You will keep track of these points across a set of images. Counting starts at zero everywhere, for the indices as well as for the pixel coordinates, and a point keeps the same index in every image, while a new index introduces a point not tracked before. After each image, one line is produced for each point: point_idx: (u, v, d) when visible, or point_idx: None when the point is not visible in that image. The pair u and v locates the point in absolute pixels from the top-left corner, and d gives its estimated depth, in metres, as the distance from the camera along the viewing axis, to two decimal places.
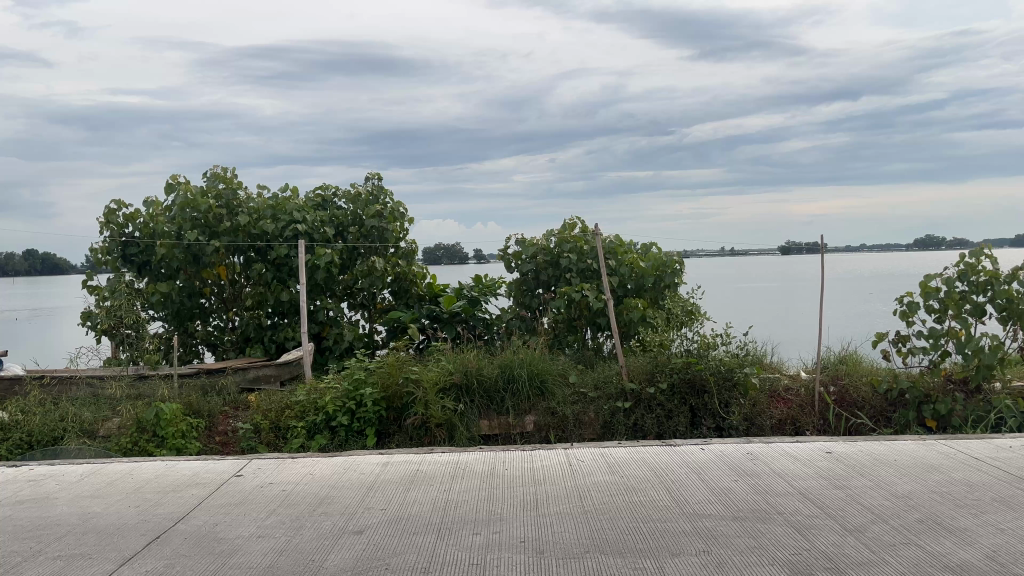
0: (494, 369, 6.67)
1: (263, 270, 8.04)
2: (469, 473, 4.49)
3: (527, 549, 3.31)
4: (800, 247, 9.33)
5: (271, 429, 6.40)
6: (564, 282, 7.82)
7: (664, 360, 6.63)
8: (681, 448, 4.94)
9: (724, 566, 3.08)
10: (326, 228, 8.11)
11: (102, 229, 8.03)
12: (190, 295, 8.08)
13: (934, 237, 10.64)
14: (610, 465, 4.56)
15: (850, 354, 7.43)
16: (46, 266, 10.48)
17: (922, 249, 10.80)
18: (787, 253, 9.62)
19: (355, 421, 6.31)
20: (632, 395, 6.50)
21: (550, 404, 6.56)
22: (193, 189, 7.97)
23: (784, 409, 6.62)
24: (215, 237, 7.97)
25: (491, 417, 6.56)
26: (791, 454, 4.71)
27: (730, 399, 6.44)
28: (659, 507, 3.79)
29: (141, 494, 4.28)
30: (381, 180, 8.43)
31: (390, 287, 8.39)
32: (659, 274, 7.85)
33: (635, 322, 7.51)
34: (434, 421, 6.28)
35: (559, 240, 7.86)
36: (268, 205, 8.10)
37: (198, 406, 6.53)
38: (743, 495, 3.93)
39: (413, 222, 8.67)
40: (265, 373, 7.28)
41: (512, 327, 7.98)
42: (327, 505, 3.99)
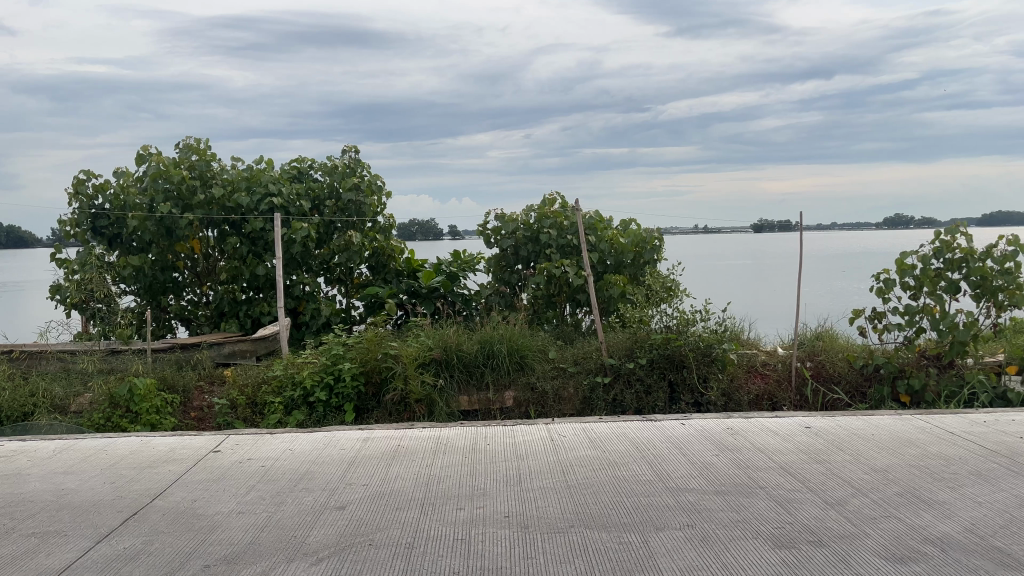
0: (473, 344, 6.66)
1: (238, 244, 7.92)
2: (451, 449, 4.47)
3: (512, 523, 3.30)
4: (774, 226, 9.38)
5: (248, 404, 6.33)
6: (544, 257, 7.80)
7: (643, 336, 6.65)
8: (661, 423, 4.96)
9: (709, 540, 3.09)
10: (302, 202, 7.98)
11: (71, 200, 7.83)
12: (163, 269, 7.94)
13: (904, 216, 10.77)
14: (592, 440, 4.56)
15: (826, 330, 7.51)
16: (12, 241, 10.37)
17: (891, 228, 10.93)
18: (760, 230, 9.69)
19: (334, 396, 6.25)
20: (611, 370, 6.52)
21: (530, 379, 6.56)
22: (165, 160, 7.80)
23: (762, 385, 6.68)
24: (188, 210, 7.81)
25: (470, 392, 6.55)
26: (771, 428, 4.75)
27: (709, 374, 6.47)
28: (642, 482, 3.80)
29: (116, 469, 4.20)
30: (358, 152, 8.31)
31: (367, 262, 8.30)
32: (639, 250, 7.84)
33: (614, 299, 7.55)
34: (414, 396, 6.25)
35: (539, 215, 7.84)
36: (242, 177, 7.95)
37: (172, 381, 6.43)
38: (725, 470, 3.95)
39: (390, 196, 8.56)
40: (241, 348, 7.21)
41: (490, 303, 7.96)
42: (308, 481, 3.95)
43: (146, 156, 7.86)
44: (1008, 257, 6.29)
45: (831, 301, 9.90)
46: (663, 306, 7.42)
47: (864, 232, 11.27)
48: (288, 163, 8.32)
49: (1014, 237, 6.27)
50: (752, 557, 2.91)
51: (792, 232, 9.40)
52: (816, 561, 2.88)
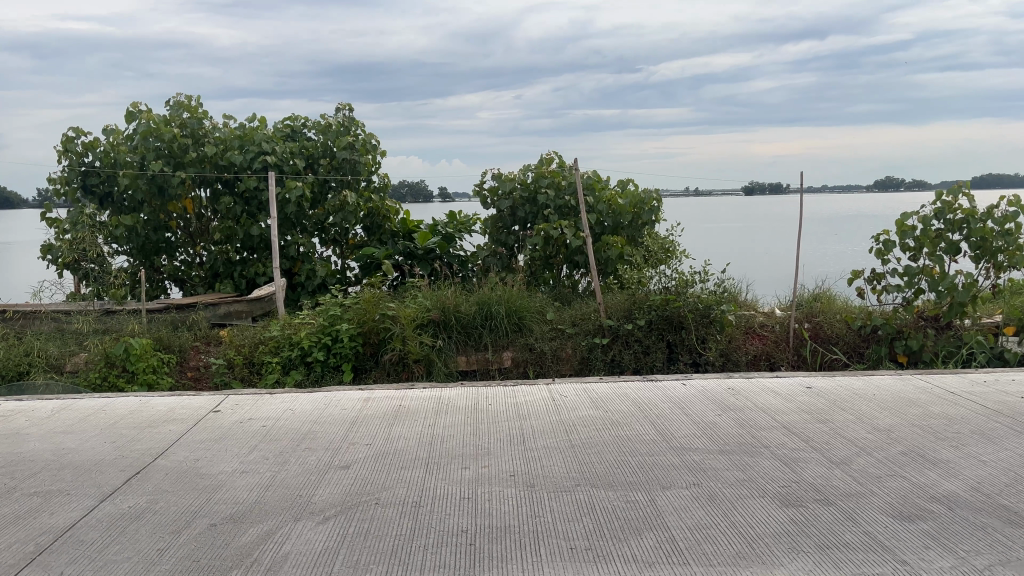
0: (471, 306, 6.63)
1: (232, 203, 7.81)
2: (453, 409, 4.45)
3: (518, 482, 3.29)
4: (766, 188, 9.33)
5: (245, 364, 6.30)
6: (542, 218, 7.73)
7: (642, 297, 6.64)
8: (662, 383, 4.96)
9: (716, 498, 3.09)
10: (296, 160, 7.86)
11: (60, 158, 7.68)
12: (156, 229, 7.84)
13: (894, 178, 10.74)
14: (594, 400, 4.55)
15: (823, 291, 7.51)
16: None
17: (881, 191, 10.89)
18: (751, 193, 9.57)
19: (331, 356, 6.23)
20: (610, 331, 6.51)
21: (528, 340, 6.56)
22: (156, 117, 7.65)
23: (759, 345, 6.72)
24: (180, 168, 7.69)
25: (469, 353, 6.54)
26: (772, 389, 4.75)
27: (708, 335, 6.46)
28: (646, 441, 3.80)
29: (116, 429, 4.16)
30: (352, 110, 8.18)
31: (363, 223, 8.22)
32: (637, 211, 7.79)
33: (612, 260, 7.50)
34: (413, 357, 6.22)
35: (536, 175, 7.75)
36: (235, 135, 7.79)
37: (168, 341, 6.37)
38: (728, 429, 3.96)
39: (385, 155, 8.45)
40: (236, 309, 7.15)
41: (487, 264, 7.91)
42: (311, 440, 3.92)
43: (136, 114, 7.71)
44: (1009, 217, 6.26)
45: (828, 263, 9.92)
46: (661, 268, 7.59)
47: (858, 195, 11.26)
48: (281, 121, 8.19)
49: (1015, 198, 6.24)
50: (760, 516, 2.91)
51: (782, 194, 9.30)
52: (824, 519, 2.88)
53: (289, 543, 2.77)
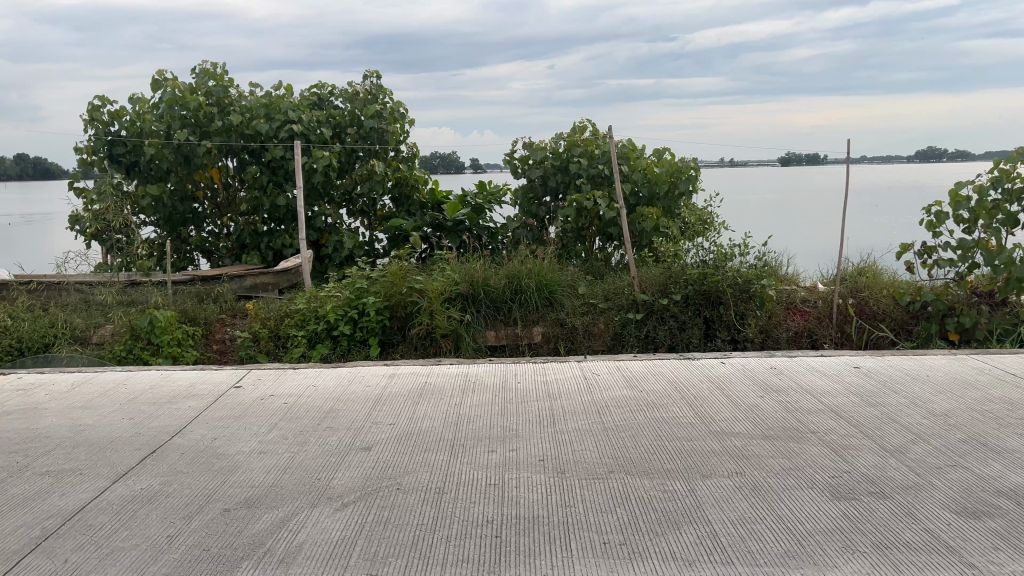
0: (501, 280, 6.44)
1: (258, 173, 7.67)
2: (480, 387, 4.27)
3: (547, 468, 3.11)
4: (802, 159, 8.97)
5: (270, 338, 6.18)
6: (574, 188, 7.49)
7: (678, 270, 6.39)
8: (700, 362, 4.73)
9: (760, 489, 2.88)
10: (323, 129, 7.67)
11: (87, 127, 7.59)
12: (182, 200, 7.73)
13: (936, 149, 10.29)
14: (628, 379, 4.34)
15: (869, 265, 7.18)
16: (38, 170, 10.05)
17: (922, 161, 10.43)
18: (786, 163, 9.17)
19: (358, 330, 6.09)
20: (644, 306, 6.28)
21: (559, 315, 6.37)
22: (181, 85, 7.51)
23: (801, 322, 6.45)
24: (206, 137, 7.56)
25: (498, 328, 6.36)
26: (818, 368, 4.50)
27: (747, 311, 6.20)
28: (684, 425, 3.59)
29: (136, 404, 4.06)
30: (379, 77, 7.97)
31: (391, 193, 8.03)
32: (673, 181, 7.51)
33: (648, 232, 7.23)
34: (440, 331, 6.06)
35: (569, 143, 7.50)
36: (261, 104, 7.61)
37: (193, 313, 6.27)
38: (772, 413, 3.73)
39: (413, 123, 8.24)
40: (262, 281, 7.03)
41: (518, 236, 7.69)
42: (332, 420, 3.77)
43: (161, 83, 7.57)
44: None
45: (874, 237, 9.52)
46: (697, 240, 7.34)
47: (900, 167, 10.81)
48: (308, 89, 8.01)
49: None
50: (809, 510, 2.69)
51: (818, 164, 8.95)
52: (880, 514, 2.66)
53: (305, 532, 2.61)
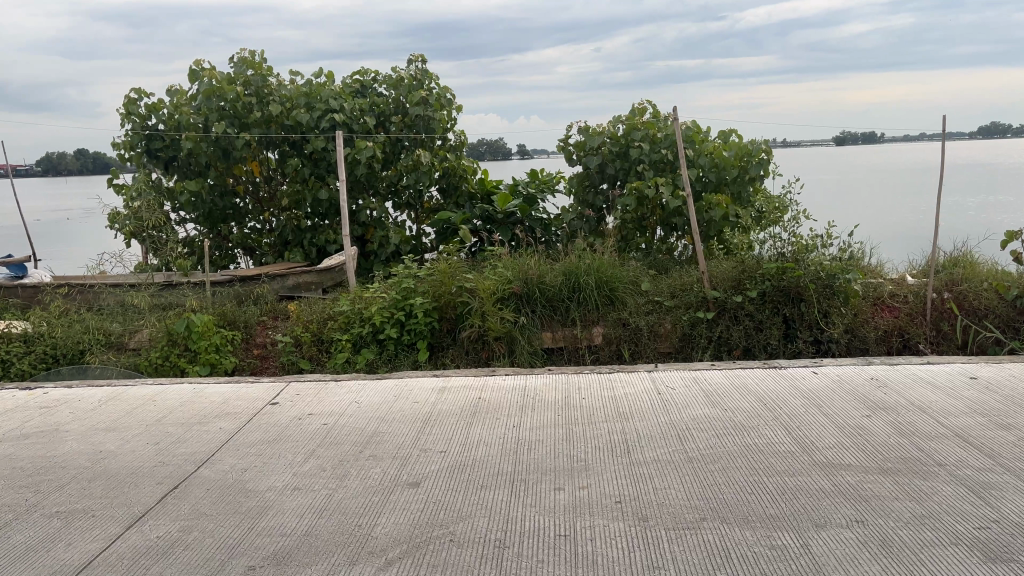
0: (557, 276, 5.96)
1: (299, 166, 7.28)
2: (541, 405, 3.80)
3: (626, 513, 2.63)
4: (858, 138, 8.30)
5: (313, 342, 5.80)
6: (635, 175, 6.96)
7: (753, 264, 5.84)
8: (788, 372, 4.18)
9: (891, 545, 2.36)
10: (366, 118, 7.25)
11: (124, 121, 7.30)
12: (223, 195, 7.43)
13: (1002, 124, 9.41)
14: (709, 395, 3.83)
15: (964, 254, 6.50)
16: (98, 166, 9.43)
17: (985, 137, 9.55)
18: (841, 142, 8.49)
19: (405, 334, 5.67)
20: (715, 304, 5.76)
21: (621, 314, 5.87)
22: (219, 75, 7.17)
23: (891, 319, 5.84)
24: (245, 129, 7.22)
25: (555, 329, 5.88)
26: (926, 379, 3.92)
27: (830, 308, 5.63)
28: (782, 454, 3.07)
29: (162, 427, 3.69)
30: (425, 62, 7.52)
31: (438, 184, 7.60)
32: (743, 165, 6.93)
33: (716, 222, 6.67)
34: (493, 334, 5.61)
35: (628, 127, 6.96)
36: (302, 93, 7.23)
37: (232, 316, 5.94)
38: (884, 438, 3.19)
39: (461, 109, 7.78)
40: (305, 280, 6.67)
41: (573, 228, 7.20)
42: (376, 446, 3.34)
43: (198, 73, 7.24)
44: None
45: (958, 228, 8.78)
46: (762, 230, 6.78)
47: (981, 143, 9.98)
48: (350, 76, 7.60)
49: None
50: None
51: (875, 143, 8.24)
52: None
53: None
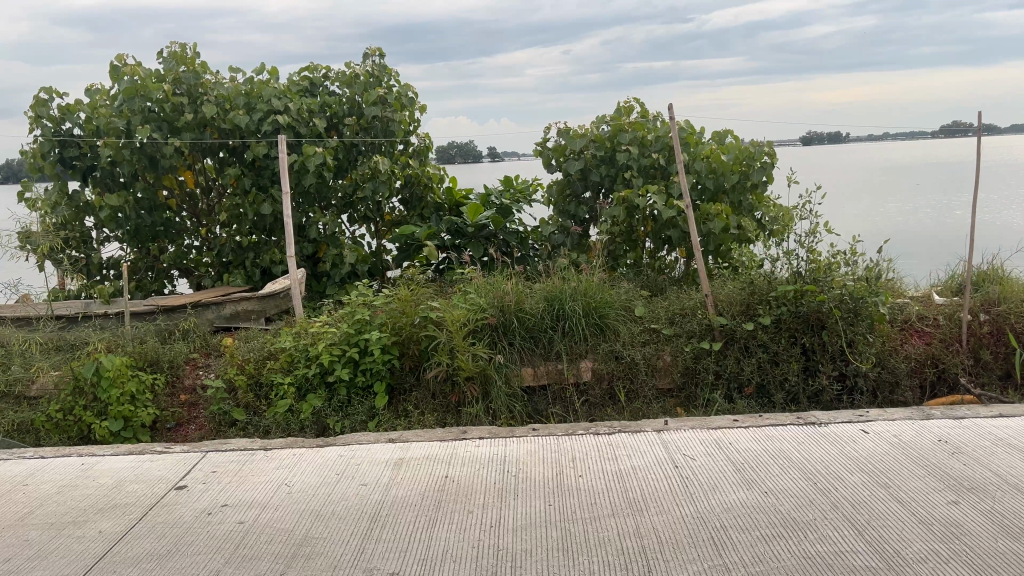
0: (538, 303, 5.13)
1: (239, 175, 6.35)
2: (526, 488, 2.94)
3: None
4: (823, 138, 7.52)
5: (249, 387, 4.86)
6: (623, 182, 6.17)
7: (764, 284, 5.04)
8: (830, 430, 3.36)
9: None
10: (315, 120, 6.35)
11: (34, 126, 6.32)
12: (151, 210, 6.41)
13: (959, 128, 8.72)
14: (740, 471, 3.00)
15: (994, 268, 5.76)
16: None
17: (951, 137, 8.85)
18: (806, 142, 7.71)
19: (359, 375, 4.80)
20: (722, 333, 4.98)
21: (613, 346, 5.05)
22: (143, 71, 6.18)
23: (922, 346, 5.08)
24: (175, 134, 6.27)
25: (537, 364, 5.03)
26: (1009, 443, 3.12)
27: (856, 336, 4.83)
28: (861, 572, 2.25)
29: (22, 532, 2.78)
30: (383, 56, 6.63)
31: (400, 194, 6.71)
32: (743, 170, 6.16)
33: (716, 236, 5.93)
34: (464, 374, 4.73)
35: (614, 129, 6.17)
36: (241, 91, 6.30)
37: (154, 355, 5.04)
38: (992, 544, 2.38)
39: (425, 110, 6.92)
40: (244, 308, 5.71)
41: (554, 242, 6.38)
42: (306, 563, 2.46)
43: (120, 70, 6.28)
44: None
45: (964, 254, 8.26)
46: (758, 246, 6.05)
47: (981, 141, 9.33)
48: (298, 73, 6.70)
49: None
50: None
51: (841, 142, 7.51)
52: None
53: None
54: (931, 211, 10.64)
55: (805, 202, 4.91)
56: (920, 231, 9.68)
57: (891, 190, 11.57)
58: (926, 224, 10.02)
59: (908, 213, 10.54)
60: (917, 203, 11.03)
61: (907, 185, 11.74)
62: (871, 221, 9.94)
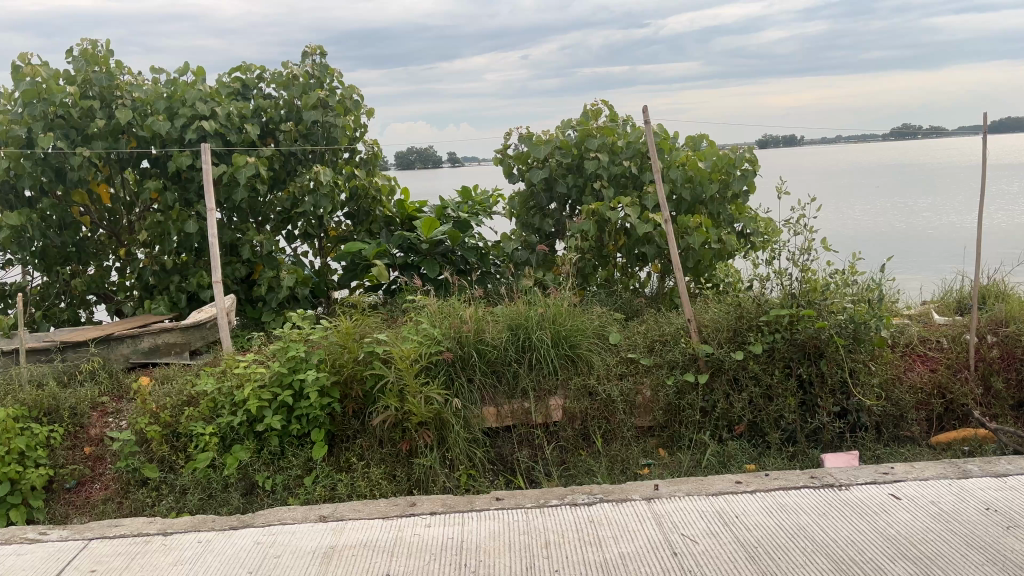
0: (500, 333, 4.52)
1: (161, 189, 5.63)
2: None
3: None
4: (779, 141, 7.00)
5: (164, 438, 4.15)
6: (592, 193, 5.61)
7: (753, 306, 4.48)
8: (854, 497, 2.80)
9: None
10: (247, 126, 5.65)
11: None
12: (61, 229, 5.64)
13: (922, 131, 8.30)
14: (756, 559, 2.40)
15: (996, 284, 5.29)
16: None
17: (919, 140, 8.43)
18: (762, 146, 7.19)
19: (294, 422, 4.13)
20: (709, 364, 4.42)
21: (586, 380, 4.45)
22: (47, 70, 5.37)
23: (927, 374, 4.56)
24: (86, 143, 5.53)
25: (500, 403, 4.41)
26: None
27: (858, 365, 4.29)
28: None
29: None
30: (324, 55, 5.95)
31: (345, 208, 6.05)
32: (723, 179, 5.63)
33: (695, 251, 5.37)
34: (416, 420, 4.07)
35: (581, 134, 5.58)
36: (161, 95, 5.58)
37: (52, 403, 4.31)
38: None
39: (373, 114, 6.27)
40: (165, 341, 4.98)
41: (517, 259, 5.77)
42: None
43: (17, 68, 5.44)
44: None
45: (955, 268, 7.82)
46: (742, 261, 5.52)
47: (955, 144, 8.95)
48: (228, 74, 5.99)
49: None
50: None
51: (797, 148, 7.01)
52: None
53: None
54: (898, 215, 10.30)
55: (799, 216, 4.35)
56: (893, 235, 9.29)
57: (861, 194, 11.19)
58: (897, 227, 9.66)
59: (876, 216, 10.18)
60: (883, 207, 10.70)
61: (875, 188, 11.38)
62: (844, 228, 9.52)
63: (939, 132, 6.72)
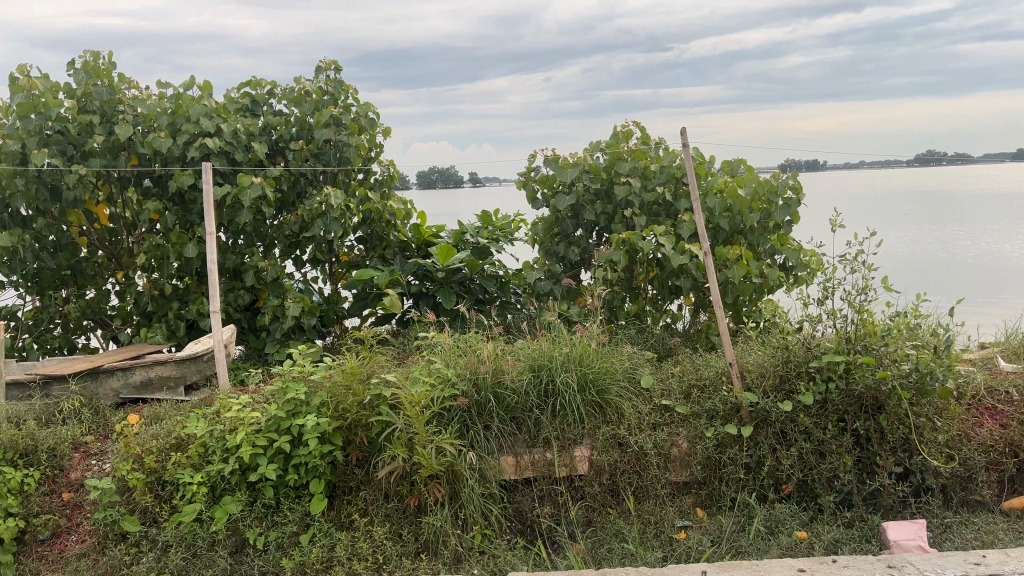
0: (521, 374, 4.10)
1: (162, 210, 5.28)
2: None
3: None
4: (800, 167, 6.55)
5: (148, 486, 3.76)
6: (622, 220, 5.20)
7: (801, 350, 4.03)
8: None
9: None
10: (254, 144, 5.30)
11: None
12: (56, 251, 5.29)
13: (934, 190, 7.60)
14: None
15: None
16: None
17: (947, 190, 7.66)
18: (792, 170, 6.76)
19: (292, 472, 3.73)
20: (753, 414, 3.97)
21: (616, 431, 4.01)
22: (43, 81, 5.02)
23: (998, 429, 4.07)
24: (84, 161, 5.19)
25: (519, 452, 3.98)
26: None
27: (922, 420, 3.82)
28: None
29: None
30: (338, 71, 5.61)
31: (357, 233, 5.68)
32: (765, 209, 5.20)
33: (735, 285, 4.93)
34: (425, 473, 3.65)
35: (611, 157, 5.18)
36: (164, 110, 5.24)
37: (29, 444, 3.92)
38: None
39: (389, 133, 5.91)
40: (158, 374, 4.61)
41: (540, 290, 5.33)
42: None
43: (11, 79, 5.05)
44: None
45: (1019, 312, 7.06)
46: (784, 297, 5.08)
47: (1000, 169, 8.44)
48: (236, 89, 5.65)
49: None
50: None
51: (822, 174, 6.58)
52: None
53: None
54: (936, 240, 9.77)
55: (857, 251, 3.88)
56: (934, 263, 8.76)
57: None
58: (937, 254, 9.13)
59: (913, 241, 9.64)
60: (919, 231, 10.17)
61: None
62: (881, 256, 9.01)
63: (962, 157, 6.27)
